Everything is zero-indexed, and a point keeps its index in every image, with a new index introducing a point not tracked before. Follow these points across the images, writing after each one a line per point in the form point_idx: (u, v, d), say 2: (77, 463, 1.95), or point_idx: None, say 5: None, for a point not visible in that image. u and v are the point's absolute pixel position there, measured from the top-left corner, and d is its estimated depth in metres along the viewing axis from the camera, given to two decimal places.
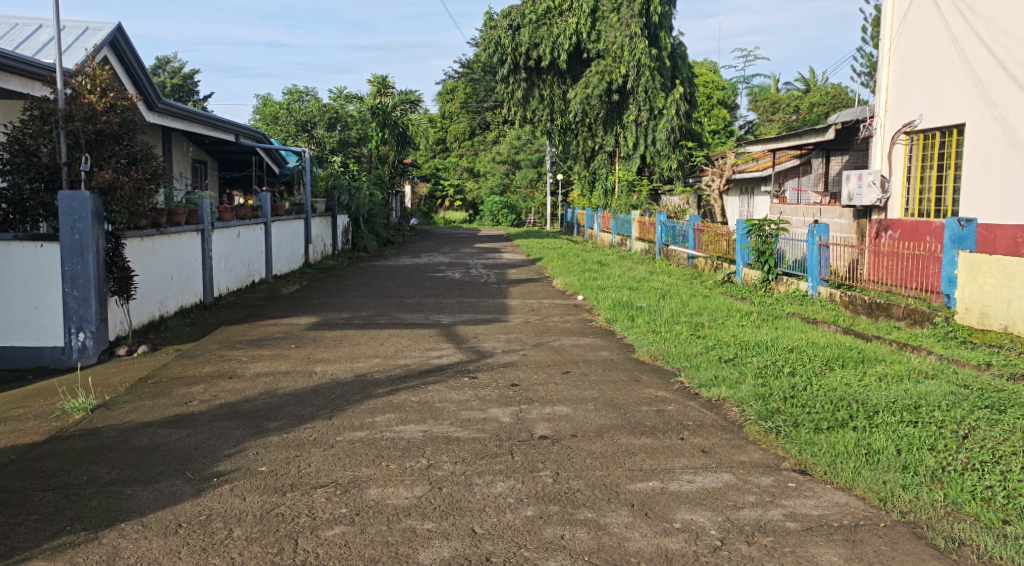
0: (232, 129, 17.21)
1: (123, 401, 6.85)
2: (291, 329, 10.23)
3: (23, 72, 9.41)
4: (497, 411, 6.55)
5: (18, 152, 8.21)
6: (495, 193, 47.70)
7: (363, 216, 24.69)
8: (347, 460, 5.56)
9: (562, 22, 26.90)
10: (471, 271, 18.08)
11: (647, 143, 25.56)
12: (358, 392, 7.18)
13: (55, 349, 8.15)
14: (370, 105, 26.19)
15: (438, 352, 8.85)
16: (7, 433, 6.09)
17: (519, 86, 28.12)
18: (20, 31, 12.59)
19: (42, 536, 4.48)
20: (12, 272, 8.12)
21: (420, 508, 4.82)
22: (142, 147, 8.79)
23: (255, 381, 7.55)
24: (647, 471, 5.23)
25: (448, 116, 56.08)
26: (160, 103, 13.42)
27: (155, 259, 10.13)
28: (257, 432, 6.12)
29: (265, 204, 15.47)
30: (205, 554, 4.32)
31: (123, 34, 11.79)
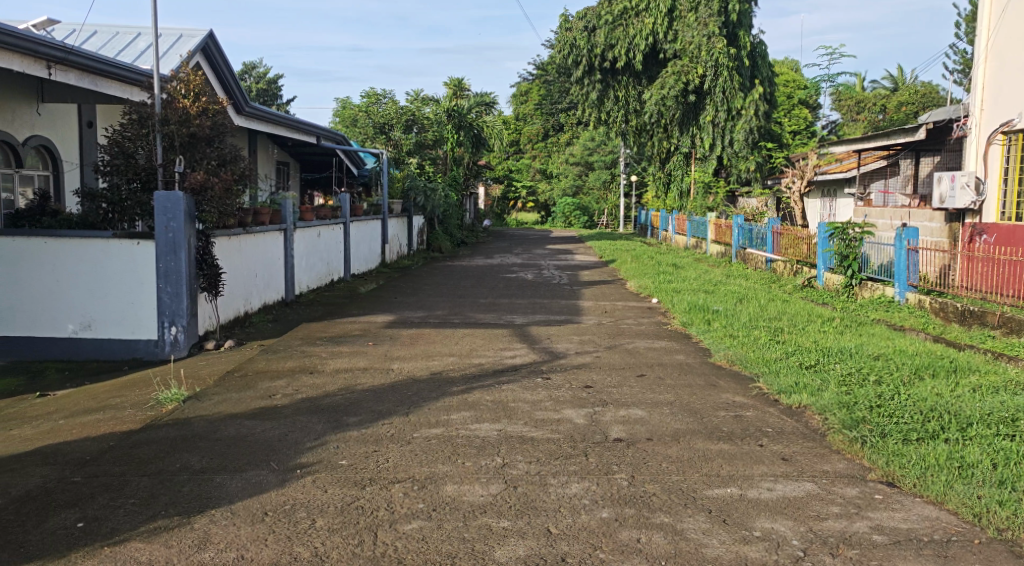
0: (313, 132, 17.64)
1: (212, 393, 7.09)
2: (368, 327, 10.43)
3: (124, 78, 9.86)
4: (571, 412, 6.55)
5: (118, 154, 8.58)
6: (567, 195, 47.62)
7: (438, 217, 25.00)
8: (424, 456, 5.64)
9: (638, 23, 26.62)
10: (544, 273, 18.05)
11: (725, 144, 25.34)
12: (433, 390, 7.29)
13: (149, 342, 8.50)
14: (447, 108, 26.36)
15: (512, 352, 8.90)
16: (104, 421, 6.37)
17: (594, 87, 27.93)
18: (120, 40, 13.17)
19: (138, 520, 4.67)
20: (111, 268, 8.47)
21: (495, 507, 4.86)
22: (232, 149, 9.08)
23: (335, 376, 7.73)
24: (726, 477, 5.16)
25: (522, 117, 56.26)
26: (248, 107, 13.84)
27: (241, 257, 10.44)
28: (337, 427, 6.26)
29: (344, 206, 15.78)
30: (290, 542, 4.45)
31: (215, 42, 12.29)
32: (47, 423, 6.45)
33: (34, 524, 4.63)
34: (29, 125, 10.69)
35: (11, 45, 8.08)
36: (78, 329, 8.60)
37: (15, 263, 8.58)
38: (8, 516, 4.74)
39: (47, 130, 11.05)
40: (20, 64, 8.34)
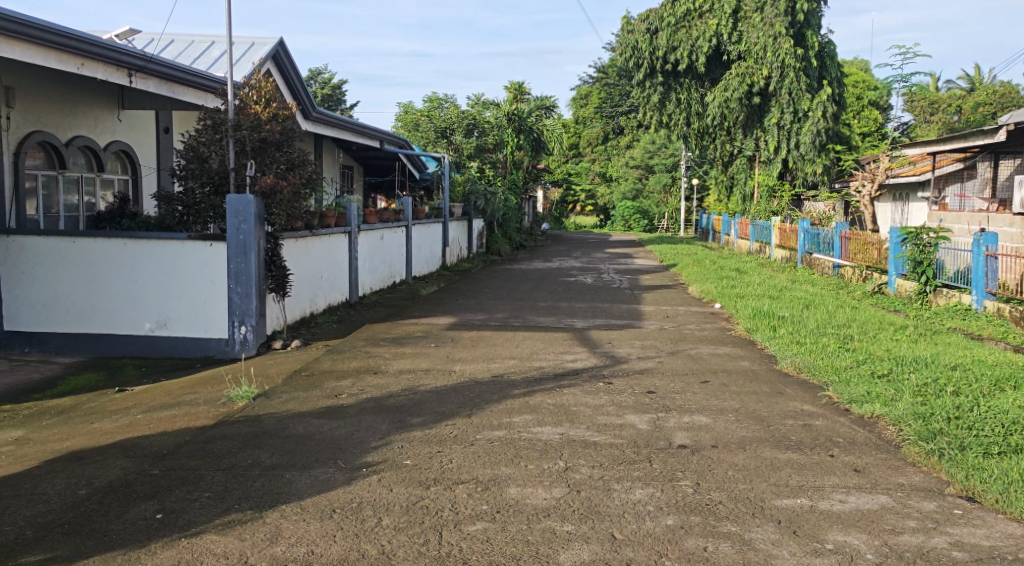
0: (377, 135, 17.89)
1: (281, 391, 7.24)
2: (430, 329, 10.52)
3: (199, 86, 10.17)
4: (634, 417, 6.51)
5: (192, 159, 8.84)
6: (628, 199, 47.23)
7: (498, 220, 25.13)
8: (487, 458, 5.66)
9: (701, 24, 26.21)
10: (605, 276, 17.96)
11: (790, 147, 24.87)
12: (495, 392, 7.31)
13: (220, 341, 8.73)
14: (508, 112, 26.86)
15: (573, 356, 8.88)
16: (180, 416, 6.56)
17: (656, 90, 27.77)
18: (196, 48, 13.59)
19: (213, 512, 4.80)
20: (185, 269, 8.71)
21: (559, 510, 4.85)
22: (300, 154, 9.28)
23: (398, 377, 7.81)
24: (795, 488, 5.07)
25: (582, 121, 56.30)
26: (316, 112, 14.12)
27: (308, 259, 10.65)
28: (402, 427, 6.32)
29: (407, 208, 15.95)
30: (358, 539, 4.51)
31: (285, 49, 12.61)
32: (125, 418, 6.66)
33: (115, 514, 4.79)
34: (110, 130, 11.06)
35: (95, 55, 8.42)
36: (154, 327, 8.86)
37: (96, 264, 8.88)
38: (91, 506, 4.90)
39: (126, 135, 11.43)
40: (103, 73, 8.67)
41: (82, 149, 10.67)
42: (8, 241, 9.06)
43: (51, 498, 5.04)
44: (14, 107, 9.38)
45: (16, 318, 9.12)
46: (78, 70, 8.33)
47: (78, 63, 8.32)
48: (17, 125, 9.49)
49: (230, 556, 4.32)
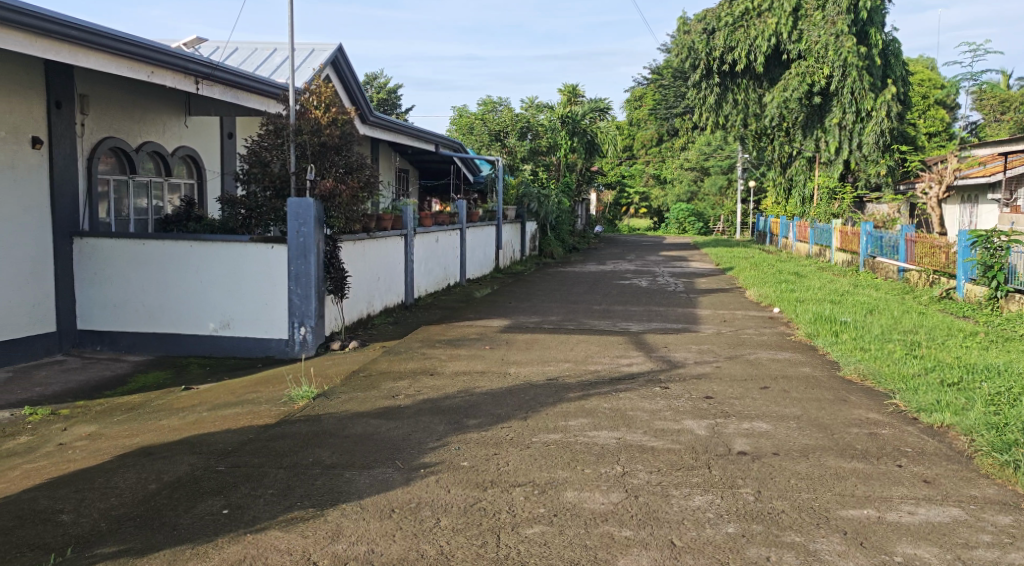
0: (432, 139, 17.97)
1: (340, 391, 7.34)
2: (485, 331, 10.55)
3: (262, 92, 10.39)
4: (692, 423, 6.43)
5: (256, 163, 9.04)
6: (682, 201, 46.56)
7: (551, 223, 25.12)
8: (543, 461, 5.65)
9: (760, 23, 25.76)
10: (660, 279, 17.80)
11: (852, 147, 24.47)
12: (551, 395, 7.29)
13: (281, 341, 8.87)
14: (561, 114, 26.95)
15: (629, 359, 8.81)
16: (243, 415, 6.68)
17: (712, 91, 27.45)
18: (259, 56, 13.87)
19: (277, 509, 4.88)
20: (248, 271, 8.88)
21: (617, 515, 4.82)
22: (359, 158, 9.39)
23: (454, 379, 7.84)
24: (862, 498, 4.94)
25: (636, 123, 56.06)
26: (373, 116, 14.29)
27: (365, 261, 10.77)
28: (459, 428, 6.35)
29: (461, 211, 16.04)
30: (417, 539, 4.54)
31: (344, 55, 12.81)
32: (192, 415, 6.83)
33: (184, 509, 4.89)
34: (177, 136, 11.36)
35: (165, 63, 8.64)
36: (218, 328, 9.04)
37: (163, 266, 9.11)
38: (161, 500, 5.02)
39: (192, 141, 11.73)
40: (172, 80, 8.89)
41: (151, 154, 10.96)
42: (82, 243, 9.36)
43: (122, 491, 5.18)
44: (88, 113, 9.69)
45: (88, 318, 9.41)
46: (149, 77, 8.56)
47: (148, 70, 8.55)
48: (90, 131, 9.77)
49: (294, 553, 4.38)
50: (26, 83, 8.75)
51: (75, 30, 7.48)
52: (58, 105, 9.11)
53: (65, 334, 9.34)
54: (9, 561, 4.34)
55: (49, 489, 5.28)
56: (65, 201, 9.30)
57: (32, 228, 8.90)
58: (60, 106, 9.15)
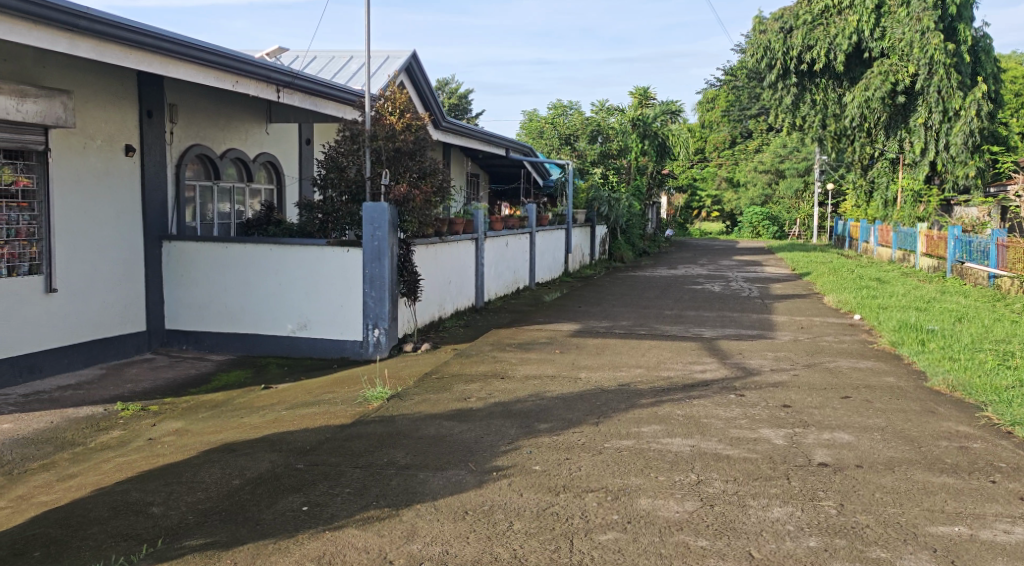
0: (502, 144, 18.10)
1: (413, 393, 7.41)
2: (555, 335, 10.52)
3: (340, 99, 10.60)
4: (769, 432, 6.28)
5: (332, 169, 9.25)
6: (755, 205, 45.77)
7: (621, 227, 24.94)
8: (616, 467, 5.59)
9: (841, 21, 25.11)
10: (733, 285, 17.49)
11: (939, 148, 23.47)
12: (623, 401, 7.22)
13: (356, 343, 9.01)
14: (631, 117, 26.61)
15: (702, 366, 8.66)
16: (319, 414, 6.80)
17: (789, 92, 26.94)
18: (337, 63, 14.18)
19: (354, 508, 4.94)
20: (325, 274, 9.04)
21: (693, 524, 4.73)
22: (433, 163, 9.47)
23: (525, 383, 7.84)
24: (952, 514, 4.75)
25: (708, 126, 55.41)
26: (445, 121, 14.44)
27: (438, 264, 10.86)
28: (530, 432, 6.34)
29: (531, 215, 16.09)
30: (490, 542, 4.54)
31: (418, 61, 12.99)
32: (271, 414, 6.97)
33: (265, 504, 5.00)
34: (258, 143, 11.66)
35: (248, 73, 8.88)
36: (295, 329, 9.22)
37: (244, 269, 9.34)
38: (245, 495, 5.14)
39: (273, 147, 12.02)
40: (255, 89, 9.13)
41: (234, 161, 11.26)
42: (170, 246, 9.68)
43: (208, 486, 5.32)
44: (177, 122, 10.03)
45: (175, 317, 9.73)
46: (233, 86, 8.81)
47: (233, 80, 8.80)
48: (178, 139, 10.09)
49: (371, 551, 4.43)
50: (120, 94, 9.09)
51: (166, 42, 7.74)
52: (150, 115, 9.45)
53: (154, 333, 9.68)
54: (105, 550, 4.50)
55: (140, 482, 5.45)
56: (155, 206, 9.64)
57: (125, 233, 9.24)
58: (151, 116, 9.49)
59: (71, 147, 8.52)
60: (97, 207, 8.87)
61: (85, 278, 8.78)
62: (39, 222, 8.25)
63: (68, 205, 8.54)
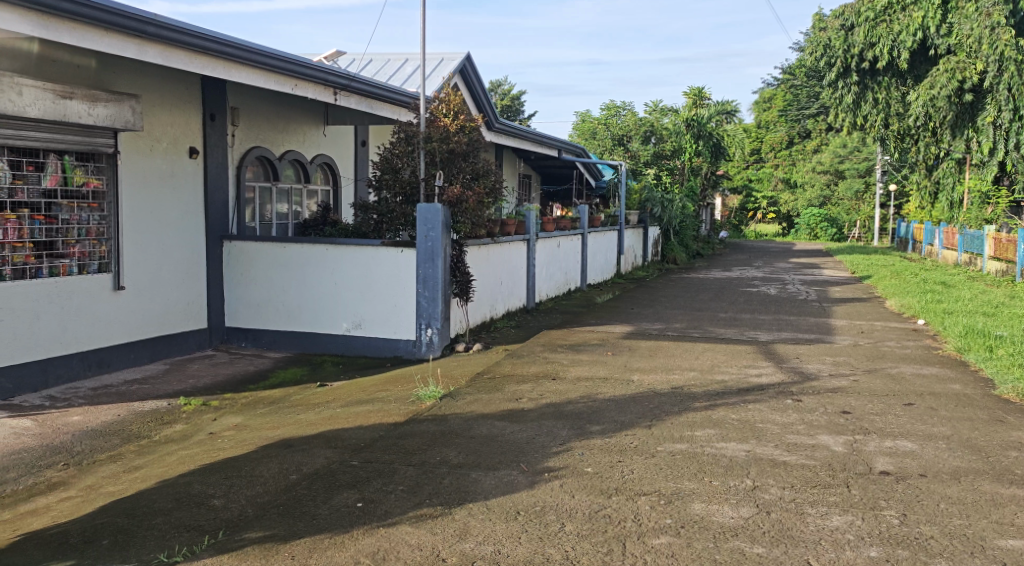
0: (555, 145, 18.11)
1: (465, 392, 7.43)
2: (607, 337, 10.47)
3: (395, 101, 10.69)
4: (828, 438, 6.15)
5: (387, 170, 9.33)
6: (814, 206, 44.89)
7: (674, 228, 24.68)
8: (670, 471, 5.52)
9: (905, 18, 24.46)
10: (790, 287, 17.19)
11: (1009, 148, 22.31)
12: (676, 404, 7.13)
13: (409, 342, 9.07)
14: (686, 117, 26.17)
15: (758, 370, 8.51)
16: (373, 412, 6.86)
17: (849, 90, 26.26)
18: (392, 66, 14.32)
19: (407, 505, 4.97)
20: (379, 274, 9.12)
21: (748, 531, 4.65)
22: (486, 164, 9.47)
23: (577, 384, 7.81)
24: (1022, 528, 4.59)
25: (766, 125, 54.56)
26: (498, 123, 14.44)
27: (489, 265, 10.88)
28: (582, 434, 6.31)
29: (583, 216, 16.04)
30: (543, 543, 4.52)
31: (471, 63, 13.01)
32: (326, 411, 7.06)
33: (322, 500, 5.06)
34: (315, 144, 11.83)
35: (307, 76, 9.01)
36: (350, 327, 9.33)
37: (301, 268, 9.48)
38: (301, 490, 5.21)
39: (330, 149, 12.20)
40: (313, 92, 9.27)
41: (292, 162, 11.44)
42: (230, 246, 9.87)
43: (266, 480, 5.41)
44: (238, 125, 10.22)
45: (234, 315, 9.91)
46: (292, 90, 8.96)
47: (292, 83, 8.95)
48: (239, 141, 10.29)
49: (424, 548, 4.45)
50: (185, 97, 9.30)
51: (229, 47, 7.90)
52: (213, 118, 9.65)
53: (215, 330, 9.89)
54: (169, 540, 4.60)
55: (202, 475, 5.56)
56: (217, 206, 9.84)
57: (188, 232, 9.44)
58: (214, 119, 9.69)
59: (139, 149, 8.74)
60: (163, 208, 9.09)
61: (151, 277, 9.00)
62: (108, 222, 8.49)
63: (135, 205, 8.76)
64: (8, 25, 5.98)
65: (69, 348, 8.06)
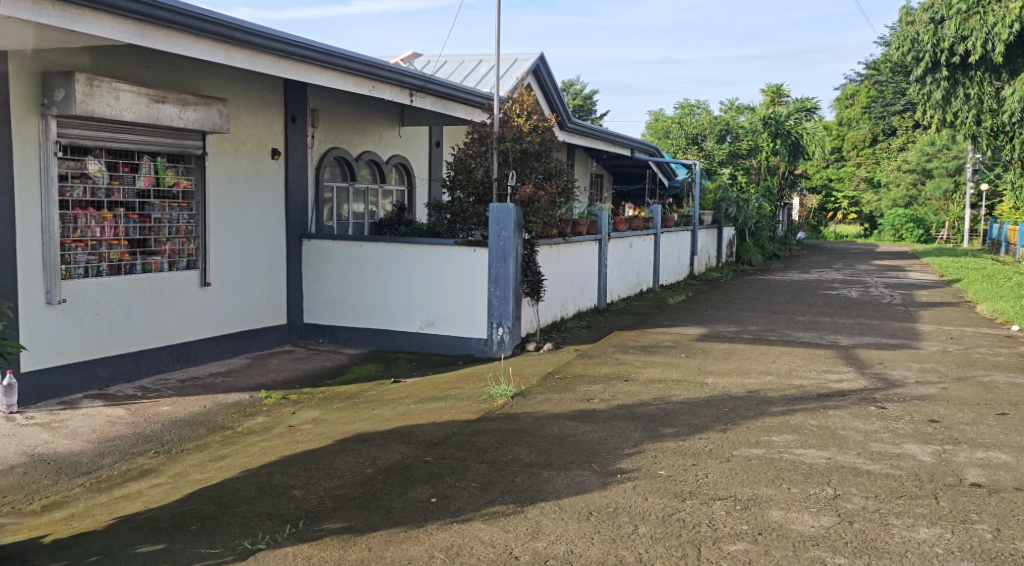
0: (627, 144, 17.94)
1: (537, 391, 7.42)
2: (680, 339, 10.31)
3: (469, 102, 10.75)
4: (914, 448, 5.93)
5: (461, 170, 9.38)
6: (898, 206, 43.39)
7: (750, 229, 24.19)
8: (746, 476, 5.40)
9: (1001, 8, 20.91)
10: (873, 291, 16.63)
11: None
12: (752, 408, 6.98)
13: (480, 341, 9.11)
14: (763, 115, 26.05)
15: (839, 375, 8.26)
16: (446, 409, 6.91)
17: (938, 87, 23.42)
18: (466, 67, 14.43)
19: (479, 502, 4.98)
20: (452, 273, 9.19)
21: (829, 540, 4.51)
22: (558, 164, 9.43)
23: (650, 386, 7.71)
24: None
25: (848, 123, 52.97)
26: (571, 123, 14.40)
27: (561, 265, 10.83)
28: (655, 436, 6.22)
29: (656, 216, 15.85)
30: (615, 544, 4.47)
31: (545, 63, 13.03)
32: (400, 406, 7.15)
33: (397, 494, 5.11)
34: (391, 145, 11.99)
35: (384, 78, 9.14)
36: (423, 326, 9.42)
37: (376, 267, 9.61)
38: (377, 484, 5.28)
39: (405, 149, 12.35)
40: (390, 94, 9.39)
41: (368, 163, 11.61)
42: (310, 245, 10.07)
43: (343, 473, 5.50)
44: (318, 127, 10.42)
45: (313, 311, 10.11)
46: (370, 91, 9.09)
47: (369, 85, 9.08)
48: (319, 142, 10.50)
49: (497, 546, 4.45)
50: (269, 100, 9.54)
51: (311, 51, 8.06)
52: (294, 120, 9.86)
53: (294, 327, 10.10)
54: (252, 527, 4.71)
55: (283, 466, 5.69)
56: (297, 206, 10.06)
57: (270, 231, 9.67)
58: (295, 121, 9.90)
59: (225, 150, 9.00)
60: (248, 208, 9.34)
61: (235, 274, 9.25)
62: (196, 220, 8.76)
63: (222, 205, 9.01)
64: (109, 33, 6.24)
65: (159, 341, 8.35)
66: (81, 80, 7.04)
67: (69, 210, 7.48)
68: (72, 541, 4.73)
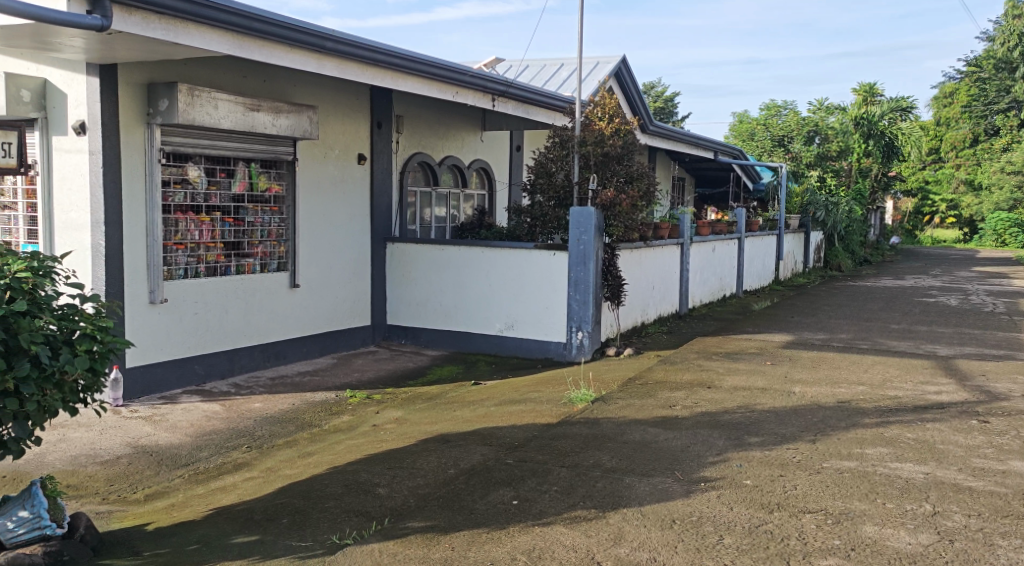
0: (711, 146, 17.63)
1: (618, 397, 7.34)
2: (766, 346, 10.05)
3: (551, 106, 10.73)
4: (1021, 465, 5.62)
5: (541, 174, 9.35)
6: (1001, 209, 41.40)
7: (840, 233, 23.45)
8: (837, 490, 5.21)
9: None
10: (974, 299, 15.88)
11: None
12: (843, 419, 6.74)
13: (560, 344, 9.07)
14: (854, 115, 25.53)
15: (937, 387, 7.90)
16: (526, 412, 6.90)
17: None
18: (548, 71, 14.44)
19: (560, 506, 4.94)
20: (533, 276, 9.17)
21: (928, 559, 4.31)
22: (640, 167, 9.31)
23: (734, 394, 7.53)
24: None
25: (946, 122, 50.87)
26: (653, 125, 14.23)
27: (642, 269, 10.69)
28: (740, 444, 6.07)
29: (740, 220, 15.47)
30: (700, 554, 4.36)
31: (627, 66, 12.93)
32: (481, 409, 7.16)
33: (478, 495, 5.12)
34: (473, 150, 12.07)
35: (467, 84, 9.21)
36: (503, 328, 9.44)
37: (458, 269, 9.67)
38: (460, 485, 5.29)
39: (486, 153, 12.42)
40: (472, 99, 9.46)
41: (450, 167, 11.72)
42: (393, 248, 10.21)
43: (425, 473, 5.53)
44: (403, 132, 10.56)
45: (396, 313, 10.25)
46: (453, 97, 9.18)
47: (453, 91, 9.17)
48: (404, 147, 10.65)
49: (579, 550, 4.40)
50: (356, 106, 9.72)
51: (398, 58, 8.18)
52: (380, 126, 10.03)
53: (377, 328, 10.25)
54: (339, 523, 4.78)
55: (368, 464, 5.76)
56: (383, 210, 10.22)
57: (356, 234, 9.85)
58: (381, 127, 10.06)
59: (315, 156, 9.20)
60: (335, 211, 9.53)
61: (322, 276, 9.45)
62: (286, 224, 8.99)
63: (311, 209, 9.22)
64: (210, 45, 6.44)
65: (252, 340, 8.59)
66: (183, 90, 7.27)
67: (171, 214, 7.76)
68: (172, 530, 4.88)
